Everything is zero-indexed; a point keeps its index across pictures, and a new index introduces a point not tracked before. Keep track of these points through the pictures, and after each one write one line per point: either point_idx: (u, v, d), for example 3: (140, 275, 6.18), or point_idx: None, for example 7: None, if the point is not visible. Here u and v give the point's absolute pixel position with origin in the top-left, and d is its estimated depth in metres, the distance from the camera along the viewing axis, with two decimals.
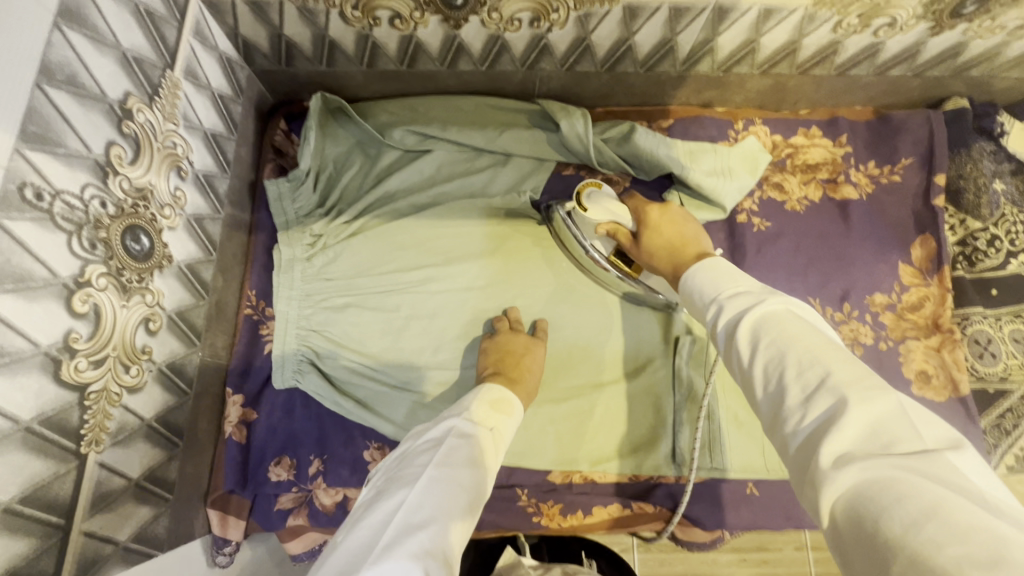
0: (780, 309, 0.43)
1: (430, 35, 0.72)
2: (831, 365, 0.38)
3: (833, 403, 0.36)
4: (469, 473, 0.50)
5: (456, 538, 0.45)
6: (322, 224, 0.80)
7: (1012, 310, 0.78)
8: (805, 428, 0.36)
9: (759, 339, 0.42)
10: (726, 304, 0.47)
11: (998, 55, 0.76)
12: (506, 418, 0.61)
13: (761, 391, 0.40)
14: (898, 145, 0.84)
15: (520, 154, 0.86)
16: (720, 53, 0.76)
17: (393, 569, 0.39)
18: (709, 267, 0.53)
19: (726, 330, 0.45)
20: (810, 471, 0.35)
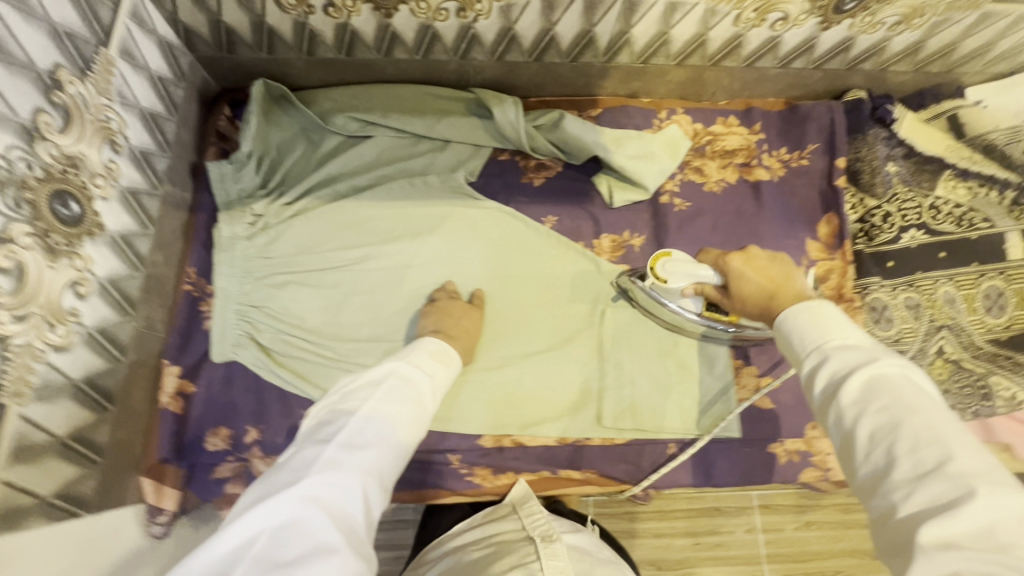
0: (887, 374, 0.44)
1: (364, 23, 0.76)
2: (951, 448, 0.39)
3: (948, 490, 0.37)
4: (410, 408, 0.56)
5: (395, 461, 0.52)
6: (263, 205, 0.83)
7: (906, 280, 0.85)
8: (914, 503, 0.38)
9: (871, 405, 0.43)
10: (832, 357, 0.47)
11: (885, 50, 0.85)
12: (445, 367, 0.67)
13: (862, 454, 0.42)
14: (806, 132, 0.92)
15: (457, 140, 0.90)
16: (636, 45, 0.82)
17: (337, 478, 0.47)
18: (812, 309, 0.52)
19: (824, 382, 0.47)
20: (906, 544, 0.37)
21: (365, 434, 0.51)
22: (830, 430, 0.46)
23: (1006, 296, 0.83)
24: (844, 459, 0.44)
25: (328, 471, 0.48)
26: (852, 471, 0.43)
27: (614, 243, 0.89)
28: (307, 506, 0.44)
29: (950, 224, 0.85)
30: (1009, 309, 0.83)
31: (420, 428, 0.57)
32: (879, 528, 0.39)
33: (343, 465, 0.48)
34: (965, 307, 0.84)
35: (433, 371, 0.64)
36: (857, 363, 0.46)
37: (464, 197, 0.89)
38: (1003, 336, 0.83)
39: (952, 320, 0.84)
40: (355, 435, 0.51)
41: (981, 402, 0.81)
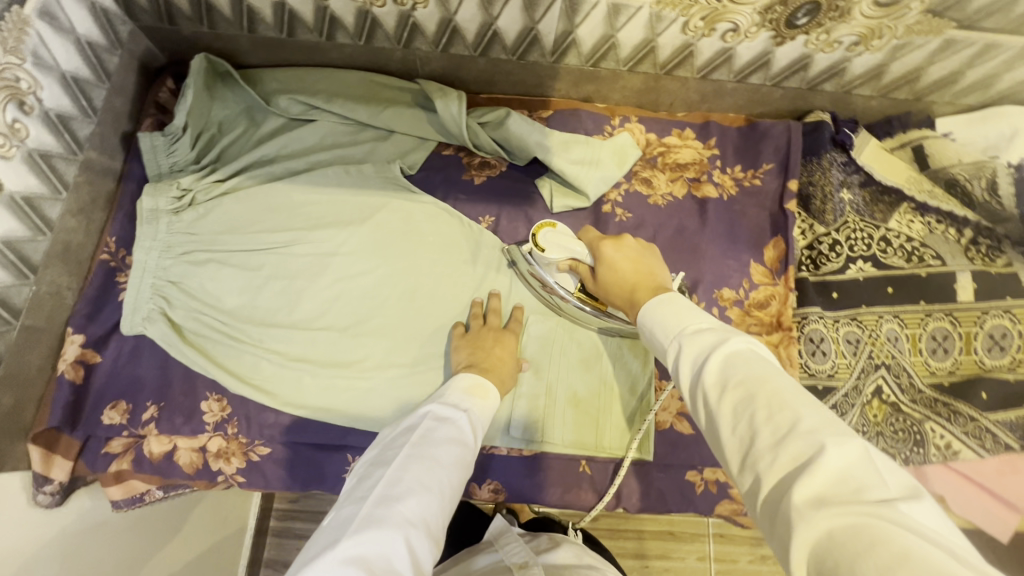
0: (740, 347, 0.45)
1: (300, 3, 0.75)
2: (797, 407, 0.39)
3: (804, 449, 0.36)
4: (449, 453, 0.56)
5: (442, 509, 0.52)
6: (191, 180, 0.82)
7: (849, 314, 0.81)
8: (780, 471, 0.36)
9: (729, 381, 0.42)
10: (687, 342, 0.48)
11: (846, 71, 0.81)
12: (489, 403, 0.67)
13: (726, 432, 0.41)
14: (761, 151, 0.89)
15: (400, 131, 0.88)
16: (583, 47, 0.80)
17: (377, 534, 0.46)
18: (663, 301, 0.55)
19: (692, 367, 0.46)
20: (782, 512, 0.35)
21: (402, 484, 0.51)
22: (698, 416, 0.45)
23: (952, 339, 0.78)
24: (714, 443, 0.43)
25: (376, 526, 0.47)
26: (721, 454, 0.42)
27: None
28: (351, 567, 0.43)
29: (899, 258, 0.81)
30: (954, 353, 0.78)
31: (463, 470, 0.57)
32: (756, 505, 0.38)
33: (386, 519, 0.47)
34: (909, 348, 0.79)
35: (480, 413, 0.64)
36: (708, 344, 0.46)
37: (400, 189, 0.87)
38: (946, 381, 0.78)
39: (891, 360, 0.79)
40: (393, 485, 0.50)
41: (913, 449, 0.77)
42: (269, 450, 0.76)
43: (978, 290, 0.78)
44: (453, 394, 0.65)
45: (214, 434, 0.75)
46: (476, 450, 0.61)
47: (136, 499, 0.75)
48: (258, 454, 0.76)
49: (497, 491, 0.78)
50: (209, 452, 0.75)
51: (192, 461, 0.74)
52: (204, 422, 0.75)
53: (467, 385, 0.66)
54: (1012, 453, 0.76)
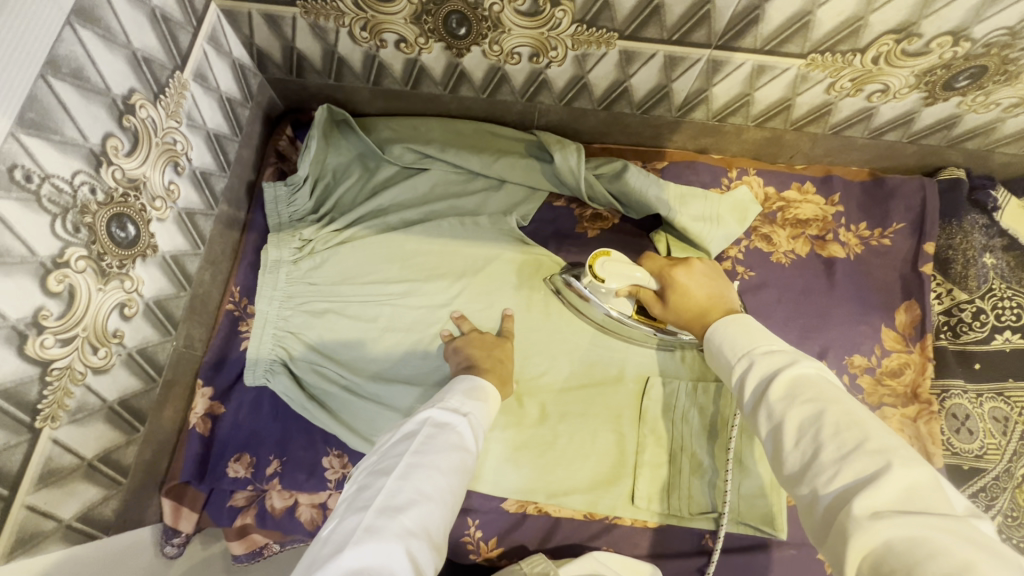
0: (809, 369, 0.47)
1: (434, 60, 0.75)
2: (865, 428, 0.41)
3: (874, 466, 0.39)
4: (454, 459, 0.55)
5: (442, 520, 0.51)
6: (312, 230, 0.83)
7: (994, 388, 0.76)
8: (839, 482, 0.39)
9: (797, 398, 0.45)
10: (758, 362, 0.50)
11: (995, 130, 0.77)
12: (489, 404, 0.66)
13: (789, 444, 0.44)
14: (891, 209, 0.84)
15: (513, 181, 0.88)
16: (714, 103, 0.77)
17: (377, 549, 0.44)
18: (732, 323, 0.57)
19: (759, 381, 0.49)
20: (841, 521, 0.38)
21: (403, 494, 0.49)
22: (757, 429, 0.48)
23: None
24: (774, 457, 0.46)
25: (378, 536, 0.45)
26: (781, 466, 0.45)
27: None
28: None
29: None
30: None
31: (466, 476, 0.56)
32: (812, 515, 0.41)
33: (384, 533, 0.45)
34: None
35: (481, 414, 0.63)
36: (781, 363, 0.49)
37: (513, 240, 0.85)
38: None
39: None
40: (397, 492, 0.49)
41: None
42: None
43: None
44: (459, 397, 0.63)
45: (334, 492, 0.74)
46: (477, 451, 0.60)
47: (256, 553, 0.74)
48: None
49: None
50: (328, 509, 0.74)
51: (313, 518, 0.73)
52: (325, 478, 0.74)
53: (470, 386, 0.65)
54: None
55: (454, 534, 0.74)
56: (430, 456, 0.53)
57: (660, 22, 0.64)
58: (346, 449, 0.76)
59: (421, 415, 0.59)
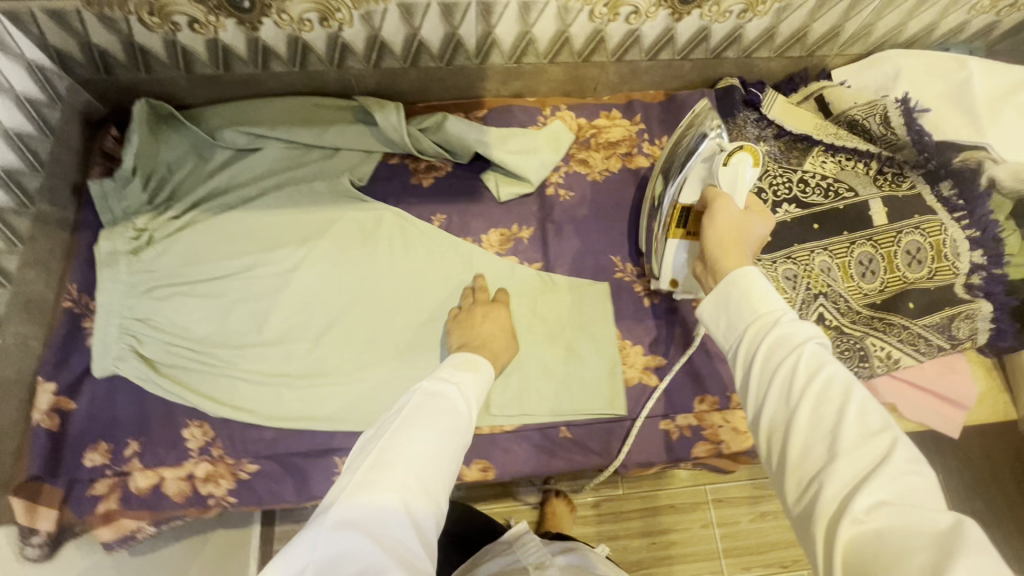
0: (829, 355, 0.46)
1: (233, 38, 0.79)
2: (883, 420, 0.41)
3: (883, 452, 0.39)
4: (449, 423, 0.58)
5: (445, 472, 0.55)
6: (146, 219, 0.84)
7: (785, 253, 0.88)
8: (852, 467, 0.40)
9: (819, 372, 0.44)
10: (784, 322, 0.48)
11: (742, 37, 0.90)
12: (483, 375, 0.68)
13: (803, 426, 0.43)
14: (683, 120, 0.96)
15: (346, 147, 0.93)
16: (504, 45, 0.86)
17: (368, 502, 0.49)
18: (739, 279, 0.53)
19: (765, 349, 0.48)
20: (845, 505, 0.39)
21: (394, 454, 0.53)
22: (759, 405, 0.47)
23: (876, 260, 0.85)
24: (772, 437, 0.46)
25: (369, 493, 0.49)
26: (782, 445, 0.45)
27: (503, 237, 0.91)
28: (344, 532, 0.46)
29: (818, 195, 0.89)
30: (880, 274, 0.85)
31: (466, 440, 0.59)
32: (807, 500, 0.42)
33: (373, 488, 0.50)
34: (841, 275, 0.86)
35: (475, 384, 0.66)
36: (803, 333, 0.47)
37: (351, 200, 0.91)
38: (878, 299, 0.85)
39: (828, 288, 0.86)
40: (383, 453, 0.53)
41: (860, 363, 0.84)
42: (257, 467, 0.76)
43: (889, 213, 0.86)
44: (464, 372, 0.66)
45: (199, 460, 0.75)
46: (473, 416, 0.62)
47: (128, 538, 0.75)
48: (247, 471, 0.76)
49: (484, 468, 0.81)
50: (196, 479, 0.75)
51: (181, 490, 0.74)
52: (187, 448, 0.75)
53: (458, 360, 0.68)
54: (948, 353, 0.85)
55: (325, 477, 0.77)
56: (417, 420, 0.56)
57: None
58: (208, 419, 0.77)
59: (414, 388, 0.62)
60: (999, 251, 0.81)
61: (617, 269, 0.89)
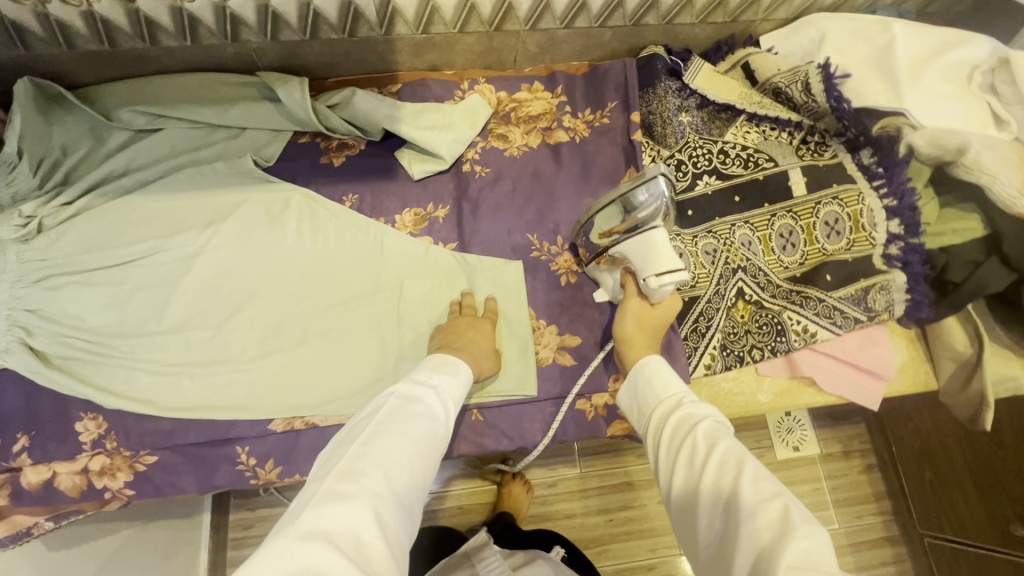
0: (726, 432, 0.56)
1: (109, 9, 0.75)
2: (778, 487, 0.48)
3: (775, 509, 0.45)
4: (425, 430, 0.58)
5: (415, 479, 0.54)
6: (34, 205, 0.80)
7: (705, 227, 0.85)
8: (754, 529, 0.45)
9: (716, 443, 0.54)
10: (687, 407, 0.61)
11: (659, 2, 0.86)
12: (462, 381, 0.68)
13: (709, 499, 0.51)
14: (605, 91, 0.93)
15: (253, 126, 0.89)
16: (407, 14, 0.82)
17: (340, 511, 0.47)
18: (643, 367, 0.69)
19: (676, 428, 0.59)
20: (756, 565, 0.44)
21: (366, 461, 0.52)
22: (676, 487, 0.55)
23: (796, 232, 0.84)
24: (688, 516, 0.53)
25: (342, 500, 0.48)
26: (697, 526, 0.52)
27: (417, 217, 0.88)
28: (315, 540, 0.44)
29: (738, 166, 0.87)
30: (800, 246, 0.84)
31: (439, 449, 0.60)
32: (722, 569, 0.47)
33: (347, 496, 0.48)
34: (761, 248, 0.84)
35: (455, 390, 0.66)
36: (703, 416, 0.58)
37: (258, 181, 0.87)
38: (798, 272, 0.84)
39: (746, 261, 0.84)
40: (357, 459, 0.52)
41: (776, 338, 0.83)
42: (155, 458, 0.74)
43: (808, 183, 0.84)
44: (443, 379, 0.66)
45: (93, 454, 0.73)
46: (449, 422, 0.63)
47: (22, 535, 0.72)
48: (144, 464, 0.73)
49: None
50: (91, 473, 0.72)
51: (76, 485, 0.72)
52: (80, 442, 0.73)
53: (437, 360, 0.68)
54: (867, 325, 0.84)
55: (227, 467, 0.75)
56: (395, 424, 0.57)
57: None
58: (103, 411, 0.75)
59: (389, 390, 0.63)
60: (915, 220, 0.79)
61: (533, 247, 0.86)
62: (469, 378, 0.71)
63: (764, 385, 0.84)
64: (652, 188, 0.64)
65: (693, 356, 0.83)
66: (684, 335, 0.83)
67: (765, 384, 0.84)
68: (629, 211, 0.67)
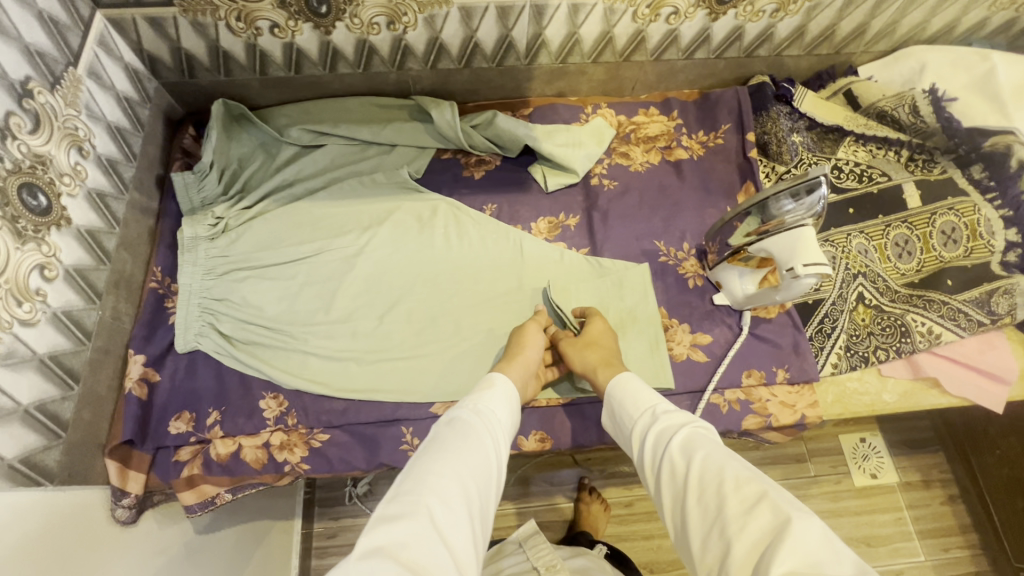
0: (704, 437, 0.56)
1: (307, 41, 0.87)
2: (761, 484, 0.48)
3: (764, 511, 0.45)
4: (473, 447, 0.57)
5: (471, 499, 0.52)
6: (224, 208, 0.91)
7: (825, 236, 0.91)
8: (749, 532, 0.45)
9: (693, 448, 0.54)
10: (659, 416, 0.62)
11: (774, 35, 0.96)
12: (504, 396, 0.66)
13: (697, 504, 0.51)
14: (718, 115, 1.02)
15: (403, 143, 0.99)
16: (552, 46, 0.93)
17: (397, 530, 0.46)
18: (617, 383, 0.70)
19: (653, 437, 0.60)
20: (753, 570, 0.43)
21: (416, 482, 0.51)
22: (665, 497, 0.55)
23: (912, 241, 0.89)
24: (680, 526, 0.53)
25: (396, 519, 0.47)
26: (688, 532, 0.51)
27: (550, 225, 0.96)
28: (375, 557, 0.43)
29: (853, 180, 0.94)
30: (917, 253, 0.89)
31: (492, 465, 0.57)
32: None
33: (401, 517, 0.47)
34: (878, 256, 0.90)
35: (501, 407, 0.64)
36: (679, 422, 0.59)
37: (408, 190, 0.97)
38: (916, 278, 0.89)
39: (866, 268, 0.90)
40: (409, 480, 0.52)
41: (901, 339, 0.86)
42: (328, 436, 0.81)
43: (922, 196, 0.90)
44: (487, 396, 0.64)
45: (275, 429, 0.80)
46: (501, 446, 0.61)
47: (208, 503, 0.79)
48: (319, 440, 0.80)
49: (542, 439, 0.83)
50: (272, 447, 0.79)
51: (258, 457, 0.79)
52: (264, 418, 0.80)
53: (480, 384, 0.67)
54: (988, 329, 0.87)
55: (392, 447, 0.81)
56: (442, 446, 0.56)
57: None
58: (281, 391, 0.82)
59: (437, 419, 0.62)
60: None
61: (660, 253, 0.94)
62: (517, 398, 0.68)
63: (888, 386, 0.87)
64: (801, 196, 0.69)
65: (820, 356, 0.87)
66: (810, 335, 0.88)
67: (889, 384, 0.87)
68: (776, 213, 0.72)
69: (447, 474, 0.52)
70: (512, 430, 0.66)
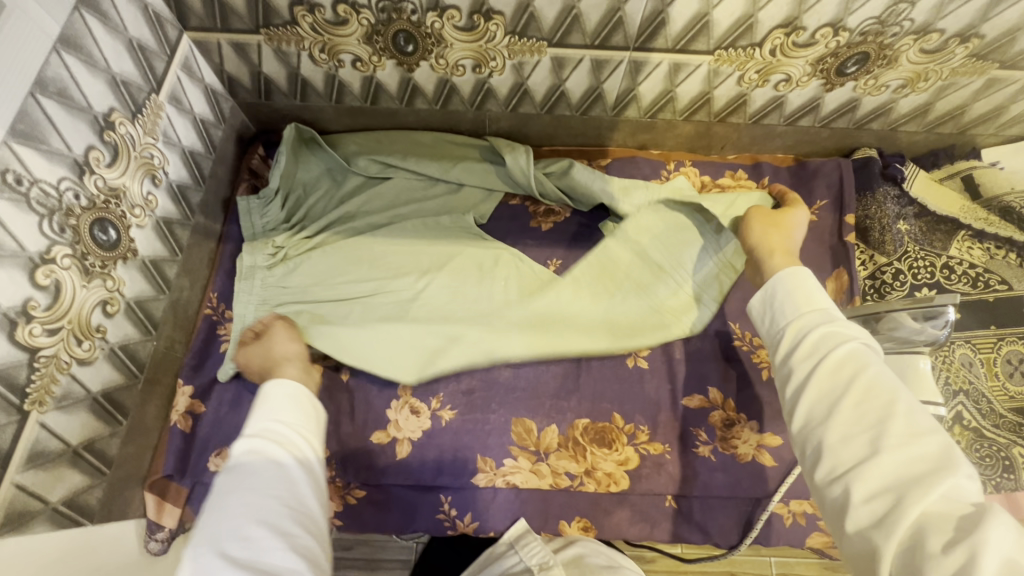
0: (874, 353, 0.50)
1: (388, 76, 0.83)
2: (927, 422, 0.45)
3: (932, 445, 0.43)
4: (265, 471, 0.52)
5: (281, 516, 0.49)
6: (284, 237, 0.87)
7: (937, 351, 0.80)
8: (906, 452, 0.43)
9: (863, 366, 0.48)
10: (830, 322, 0.53)
11: (893, 110, 0.86)
12: (290, 397, 0.61)
13: (851, 411, 0.46)
14: (814, 188, 0.92)
15: (471, 184, 0.95)
16: (643, 101, 0.86)
17: None
18: (792, 279, 0.58)
19: (812, 338, 0.53)
20: (893, 486, 0.42)
21: (211, 536, 0.47)
22: (803, 385, 0.50)
23: None
24: (812, 411, 0.49)
25: None
26: (821, 426, 0.48)
27: None
28: None
29: (965, 284, 0.84)
30: None
31: (292, 473, 0.53)
32: (837, 484, 0.45)
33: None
34: (985, 372, 0.80)
35: (288, 411, 0.59)
36: (849, 332, 0.52)
37: (472, 235, 0.91)
38: None
39: (970, 385, 0.79)
40: (199, 540, 0.47)
41: (1003, 474, 0.77)
42: (365, 493, 0.79)
43: None
44: (263, 410, 0.58)
45: None
46: (304, 448, 0.57)
47: None
48: (355, 497, 0.79)
49: (585, 528, 0.79)
50: None
51: None
52: None
53: (261, 400, 0.60)
54: None
55: (428, 514, 0.79)
56: (231, 488, 0.50)
57: (582, 28, 0.73)
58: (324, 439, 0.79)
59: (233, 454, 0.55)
60: None
61: (734, 335, 0.86)
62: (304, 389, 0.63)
63: None
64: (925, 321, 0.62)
65: None
66: None
67: None
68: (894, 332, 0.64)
69: (232, 511, 0.48)
70: (316, 421, 0.62)
